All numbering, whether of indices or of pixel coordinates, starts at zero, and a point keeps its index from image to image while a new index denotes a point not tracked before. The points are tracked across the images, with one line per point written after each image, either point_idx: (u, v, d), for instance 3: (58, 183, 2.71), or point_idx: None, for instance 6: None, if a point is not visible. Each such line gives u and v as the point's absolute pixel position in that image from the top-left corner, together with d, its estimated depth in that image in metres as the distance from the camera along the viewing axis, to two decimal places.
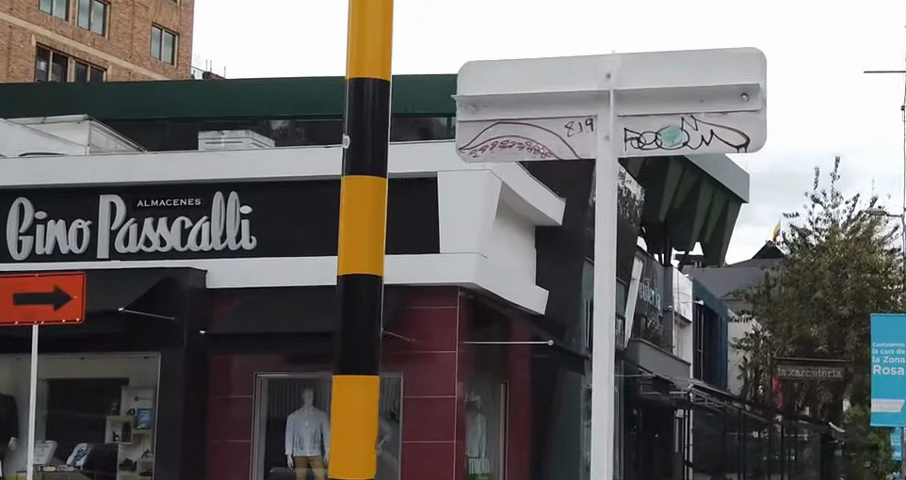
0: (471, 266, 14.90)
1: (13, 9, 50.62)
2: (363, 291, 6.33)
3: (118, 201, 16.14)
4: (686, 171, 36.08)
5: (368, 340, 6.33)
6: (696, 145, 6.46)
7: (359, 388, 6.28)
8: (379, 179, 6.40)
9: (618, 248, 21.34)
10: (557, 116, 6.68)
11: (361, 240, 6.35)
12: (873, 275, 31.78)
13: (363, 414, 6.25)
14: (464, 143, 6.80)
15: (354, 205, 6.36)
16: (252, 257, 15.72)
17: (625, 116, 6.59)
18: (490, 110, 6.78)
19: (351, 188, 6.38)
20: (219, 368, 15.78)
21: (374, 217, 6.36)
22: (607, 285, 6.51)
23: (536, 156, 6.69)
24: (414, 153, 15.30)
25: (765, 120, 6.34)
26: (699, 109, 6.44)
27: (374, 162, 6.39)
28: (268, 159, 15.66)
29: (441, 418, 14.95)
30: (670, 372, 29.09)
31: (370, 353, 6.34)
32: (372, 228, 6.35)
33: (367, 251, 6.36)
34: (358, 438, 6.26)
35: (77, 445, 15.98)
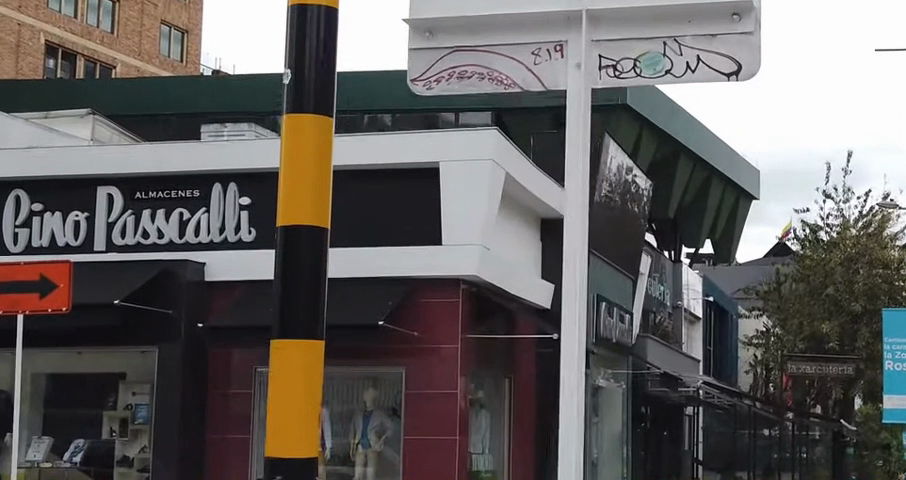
0: (474, 258, 14.60)
1: (23, 7, 50.31)
2: (304, 240, 6.66)
3: (116, 193, 15.86)
4: (696, 169, 35.50)
5: (309, 291, 6.65)
6: (682, 70, 9.07)
7: (300, 348, 6.57)
8: (323, 119, 6.75)
9: (627, 242, 21.02)
10: (519, 50, 9.47)
11: (305, 182, 6.70)
12: (886, 271, 31.26)
13: (305, 375, 6.57)
14: (420, 76, 9.66)
15: (300, 153, 6.71)
16: (252, 249, 15.43)
17: (601, 47, 9.33)
18: (450, 44, 9.61)
19: (294, 134, 6.74)
20: (218, 362, 15.53)
21: (319, 166, 6.73)
22: (577, 233, 9.34)
23: (499, 83, 9.46)
24: (416, 142, 14.93)
25: (746, 47, 8.94)
26: (685, 39, 9.08)
27: (317, 103, 6.72)
28: (268, 150, 15.38)
29: (443, 414, 14.63)
30: (680, 368, 28.75)
31: (312, 305, 6.66)
32: (317, 170, 6.72)
33: (309, 198, 6.70)
34: (296, 402, 6.56)
35: (74, 441, 15.71)
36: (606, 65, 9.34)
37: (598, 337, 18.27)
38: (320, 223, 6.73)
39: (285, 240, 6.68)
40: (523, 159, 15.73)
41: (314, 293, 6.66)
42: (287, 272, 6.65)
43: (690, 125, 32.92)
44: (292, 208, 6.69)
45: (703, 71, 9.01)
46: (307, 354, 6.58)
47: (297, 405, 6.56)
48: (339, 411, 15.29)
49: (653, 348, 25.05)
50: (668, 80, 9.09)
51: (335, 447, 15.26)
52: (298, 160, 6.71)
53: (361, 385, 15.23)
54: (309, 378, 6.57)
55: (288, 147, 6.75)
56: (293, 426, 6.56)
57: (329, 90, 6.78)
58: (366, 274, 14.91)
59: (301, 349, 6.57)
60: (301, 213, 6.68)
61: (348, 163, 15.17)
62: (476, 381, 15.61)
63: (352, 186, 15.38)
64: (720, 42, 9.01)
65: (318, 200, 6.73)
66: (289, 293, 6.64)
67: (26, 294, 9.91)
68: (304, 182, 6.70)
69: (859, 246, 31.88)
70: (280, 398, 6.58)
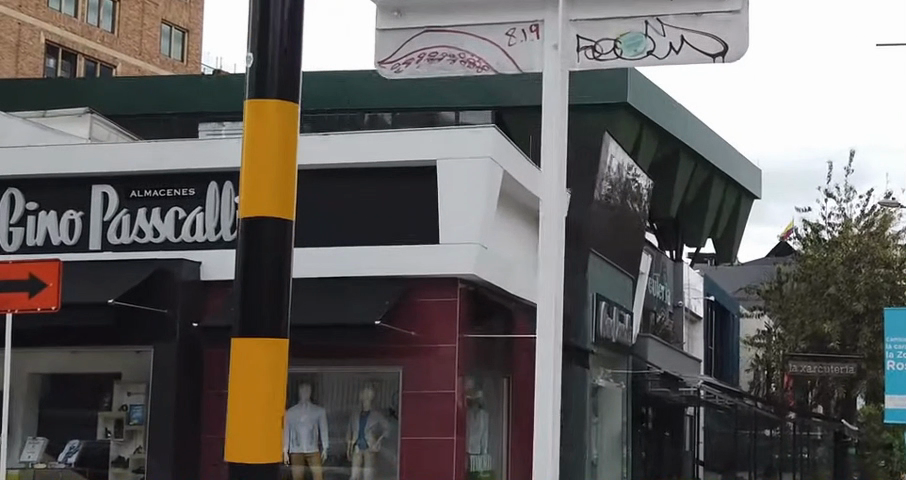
0: (470, 258, 14.50)
1: (23, 6, 50.11)
2: (267, 233, 6.42)
3: (111, 191, 15.72)
4: (698, 168, 35.36)
5: (273, 287, 6.41)
6: (665, 53, 7.53)
7: (264, 347, 6.34)
8: (286, 112, 6.52)
9: (628, 240, 20.88)
10: (498, 27, 7.91)
11: (267, 175, 6.44)
12: (887, 270, 31.20)
13: (269, 369, 6.35)
14: (387, 57, 8.11)
15: (263, 142, 6.46)
16: None
17: (577, 22, 7.73)
18: (416, 18, 8.07)
19: (257, 122, 6.48)
20: (215, 363, 15.32)
21: (284, 155, 6.49)
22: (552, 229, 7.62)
23: (470, 66, 7.96)
24: (414, 140, 14.82)
25: (740, 28, 7.38)
26: (669, 15, 7.52)
27: (281, 88, 6.50)
28: None
29: (440, 415, 14.50)
30: (681, 369, 28.59)
31: (276, 302, 6.42)
32: (280, 162, 6.48)
33: (273, 189, 6.44)
34: (260, 399, 6.32)
35: (68, 442, 15.55)
36: (585, 45, 7.74)
37: (599, 336, 17.92)
38: (284, 215, 6.48)
39: (247, 231, 6.44)
40: (521, 157, 15.59)
41: (277, 289, 6.43)
42: (249, 267, 6.41)
43: (691, 124, 32.77)
44: (254, 199, 6.43)
45: (688, 52, 7.49)
46: (271, 354, 6.35)
47: (260, 407, 6.33)
48: (336, 411, 15.14)
49: (653, 348, 24.83)
50: (649, 63, 7.55)
51: (332, 448, 15.10)
52: (260, 150, 6.45)
53: (358, 385, 15.10)
54: (273, 379, 6.35)
55: (249, 134, 6.50)
56: (255, 424, 6.33)
57: (295, 74, 6.57)
58: (363, 273, 14.80)
59: (264, 349, 6.34)
60: (265, 205, 6.43)
61: (345, 161, 15.04)
62: (474, 381, 15.48)
63: (349, 184, 15.22)
64: (707, 21, 7.47)
65: (281, 190, 6.46)
66: (251, 290, 6.39)
67: (11, 294, 9.70)
68: (268, 174, 6.44)
69: (862, 245, 31.71)
70: (240, 399, 6.36)
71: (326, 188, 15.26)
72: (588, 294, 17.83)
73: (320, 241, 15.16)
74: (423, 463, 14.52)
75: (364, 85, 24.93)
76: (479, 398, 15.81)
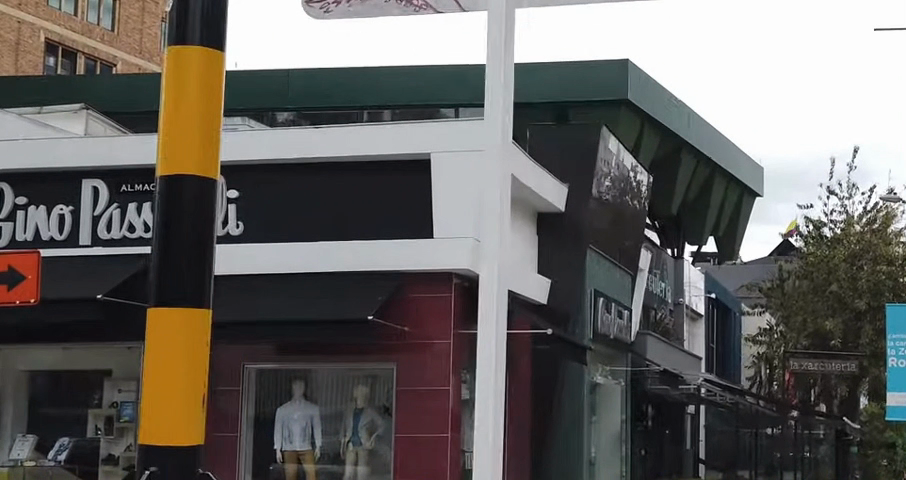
0: (467, 252, 14.26)
1: (23, 4, 49.83)
2: (187, 193, 5.22)
3: (101, 185, 15.49)
4: (700, 165, 35.12)
5: (194, 259, 5.20)
6: None
7: (179, 334, 5.13)
8: (210, 54, 5.34)
9: (628, 236, 20.65)
10: None
11: (187, 125, 5.29)
12: (890, 267, 30.82)
13: (187, 362, 5.14)
14: None
15: (182, 88, 5.31)
16: (240, 243, 15.06)
17: None
18: None
19: (176, 61, 5.31)
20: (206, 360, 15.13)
21: (206, 104, 5.34)
22: None
23: None
24: (409, 134, 14.60)
25: None
26: None
27: (207, 34, 5.33)
28: (257, 142, 15.04)
29: (434, 413, 14.28)
30: (682, 366, 28.32)
31: (197, 279, 5.20)
32: (203, 111, 5.33)
33: (194, 144, 5.27)
34: (179, 397, 5.10)
35: (58, 440, 15.31)
36: None
37: (597, 333, 18.02)
38: (207, 175, 5.29)
39: (163, 194, 5.24)
40: (517, 151, 15.38)
41: (198, 252, 5.22)
42: (166, 227, 5.22)
43: (692, 121, 32.53)
44: (175, 156, 5.26)
45: None
46: (193, 322, 5.18)
47: (176, 405, 5.11)
48: (330, 409, 14.96)
49: (653, 345, 24.62)
50: None
51: (326, 446, 14.96)
52: (182, 97, 5.31)
53: (352, 382, 14.94)
54: (192, 373, 5.16)
55: (169, 83, 5.35)
56: (173, 426, 5.10)
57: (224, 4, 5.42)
58: (357, 269, 14.57)
59: (180, 316, 5.16)
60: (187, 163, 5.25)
61: (339, 155, 14.83)
62: (470, 377, 15.26)
63: (342, 178, 14.99)
64: None
65: (203, 144, 5.30)
66: (166, 259, 5.17)
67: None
68: (189, 127, 5.28)
69: (863, 242, 31.46)
70: (151, 371, 5.16)
71: (319, 182, 15.03)
72: (587, 291, 17.59)
73: (314, 236, 14.92)
74: (417, 462, 14.29)
75: (363, 84, 25.09)
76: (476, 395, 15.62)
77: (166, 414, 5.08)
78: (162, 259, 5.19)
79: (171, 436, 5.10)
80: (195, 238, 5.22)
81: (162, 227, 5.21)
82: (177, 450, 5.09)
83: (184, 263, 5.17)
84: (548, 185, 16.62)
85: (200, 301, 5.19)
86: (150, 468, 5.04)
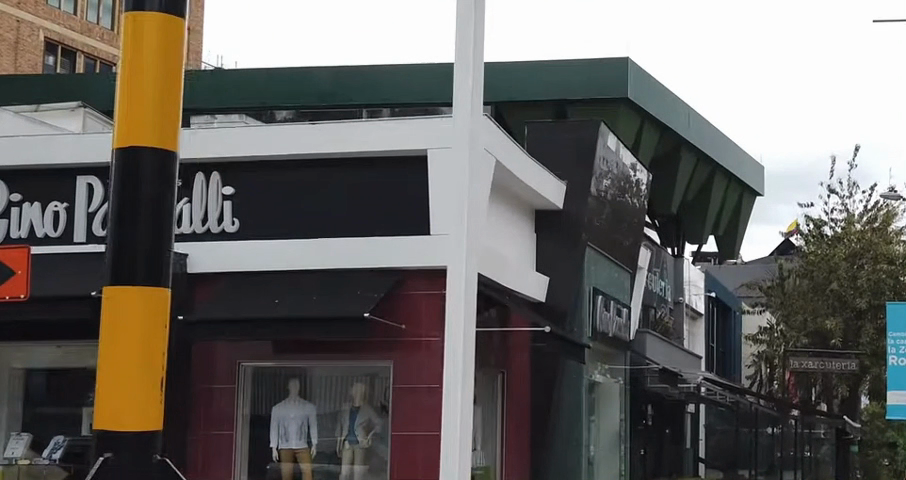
0: (464, 250, 14.14)
1: (22, 3, 49.72)
2: (144, 169, 6.21)
3: (96, 182, 15.37)
4: (700, 163, 35.01)
5: (156, 230, 6.23)
6: None
7: (137, 301, 6.11)
8: (169, 47, 6.32)
9: (627, 233, 20.55)
10: None
11: (146, 106, 6.24)
12: (891, 266, 30.79)
13: (144, 331, 6.04)
14: None
15: (141, 70, 6.26)
16: (236, 240, 14.94)
17: None
18: None
19: (135, 51, 6.27)
20: (200, 358, 14.96)
21: (164, 87, 6.30)
22: None
23: None
24: (405, 128, 14.44)
25: None
26: None
27: (161, 21, 6.25)
28: (252, 137, 14.88)
29: (431, 411, 14.19)
30: (682, 365, 28.21)
31: (155, 247, 6.19)
32: (163, 96, 6.29)
33: (153, 121, 6.25)
34: (134, 364, 6.03)
35: (53, 438, 15.20)
36: None
37: (596, 331, 17.93)
38: (165, 150, 6.29)
39: (123, 166, 6.23)
40: (514, 146, 15.24)
41: (159, 219, 6.25)
42: (128, 197, 6.21)
43: (692, 119, 32.39)
44: (131, 131, 6.23)
45: None
46: (148, 297, 6.12)
47: (132, 371, 6.04)
48: (327, 407, 14.87)
49: (653, 344, 24.54)
50: None
51: (322, 444, 14.90)
52: (141, 77, 6.27)
53: (348, 380, 14.80)
54: (148, 338, 6.05)
55: (128, 65, 6.30)
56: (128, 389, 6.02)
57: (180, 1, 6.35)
58: (353, 266, 14.53)
59: (139, 292, 6.11)
60: (144, 137, 6.23)
61: (334, 151, 14.70)
62: None
63: (338, 174, 14.87)
64: None
65: (161, 119, 6.27)
66: (128, 228, 6.20)
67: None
68: (146, 105, 6.24)
69: (863, 240, 31.32)
70: (109, 341, 6.03)
71: (315, 179, 14.92)
72: (585, 289, 17.47)
73: (310, 233, 14.81)
74: (413, 460, 14.20)
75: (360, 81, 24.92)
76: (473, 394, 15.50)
77: (127, 380, 6.02)
78: (127, 227, 6.20)
79: (132, 400, 6.00)
80: (153, 216, 6.23)
81: (125, 196, 6.20)
82: (136, 409, 5.98)
83: (142, 238, 6.17)
84: (547, 182, 16.49)
85: (156, 278, 6.14)
86: (105, 453, 5.95)
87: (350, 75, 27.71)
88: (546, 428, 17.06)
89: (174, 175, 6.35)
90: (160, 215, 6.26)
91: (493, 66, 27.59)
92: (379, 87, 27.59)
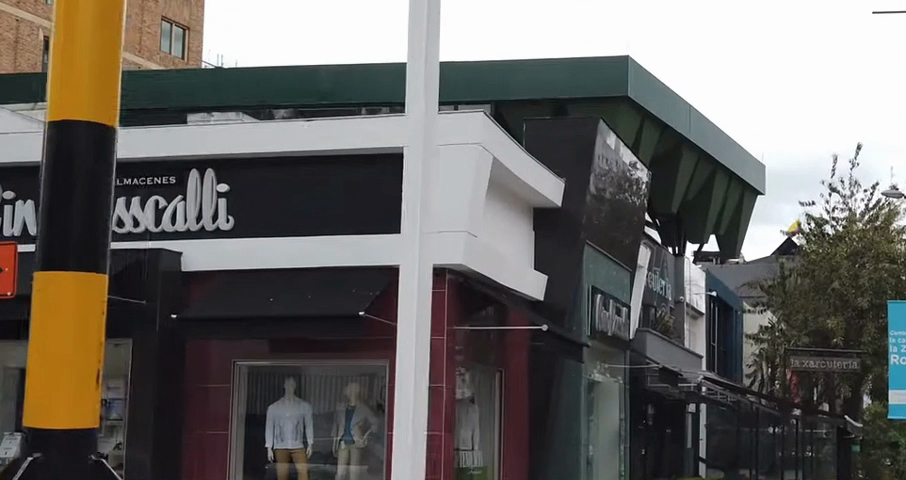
0: (459, 246, 13.89)
1: (22, 2, 49.46)
2: (76, 142, 5.82)
3: None
4: (701, 162, 34.86)
5: (88, 219, 5.81)
6: None
7: (71, 291, 5.70)
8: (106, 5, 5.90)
9: (626, 231, 20.38)
10: None
11: (81, 75, 5.82)
12: (892, 265, 30.54)
13: (75, 322, 5.67)
14: None
15: (71, 40, 5.87)
16: (231, 237, 14.79)
17: None
18: None
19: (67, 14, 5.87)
20: (196, 356, 14.86)
21: (100, 58, 5.90)
22: None
23: None
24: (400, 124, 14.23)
25: None
26: None
27: None
28: (247, 134, 14.72)
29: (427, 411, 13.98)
30: (682, 364, 28.04)
31: (89, 235, 5.80)
32: (96, 66, 5.86)
33: (89, 91, 5.84)
34: (61, 365, 5.62)
35: None
36: None
37: (595, 331, 17.77)
38: (99, 124, 5.90)
39: (53, 142, 5.84)
40: (512, 143, 15.04)
41: (90, 197, 5.84)
42: (57, 176, 5.83)
43: (693, 118, 32.25)
44: (67, 109, 5.84)
45: None
46: (81, 281, 5.72)
47: (61, 373, 5.62)
48: (323, 406, 14.72)
49: (653, 343, 24.40)
50: None
51: (318, 444, 14.76)
52: (72, 44, 5.86)
53: (344, 379, 14.64)
54: (76, 333, 5.66)
55: (60, 37, 5.89)
56: (59, 391, 5.61)
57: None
58: (348, 264, 14.38)
59: (72, 276, 5.71)
60: (80, 113, 5.84)
61: (329, 148, 14.51)
62: (464, 373, 14.99)
63: (333, 172, 14.70)
64: None
65: (101, 91, 5.88)
66: (56, 217, 5.79)
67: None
68: (80, 74, 5.82)
69: (865, 239, 31.01)
70: (39, 324, 5.69)
71: (311, 176, 14.76)
72: (584, 287, 17.31)
73: (305, 231, 14.65)
74: None
75: None
76: (471, 393, 15.30)
77: (60, 387, 5.60)
78: (55, 213, 5.80)
79: (62, 410, 5.58)
80: (88, 198, 5.83)
81: (55, 178, 5.82)
82: (67, 429, 5.58)
83: (75, 223, 5.77)
84: (545, 180, 16.31)
85: (91, 263, 5.76)
86: (36, 452, 5.57)
87: (349, 74, 27.60)
88: (545, 428, 16.84)
89: (112, 153, 5.98)
90: (97, 192, 5.87)
91: (492, 64, 27.43)
92: (378, 85, 27.44)
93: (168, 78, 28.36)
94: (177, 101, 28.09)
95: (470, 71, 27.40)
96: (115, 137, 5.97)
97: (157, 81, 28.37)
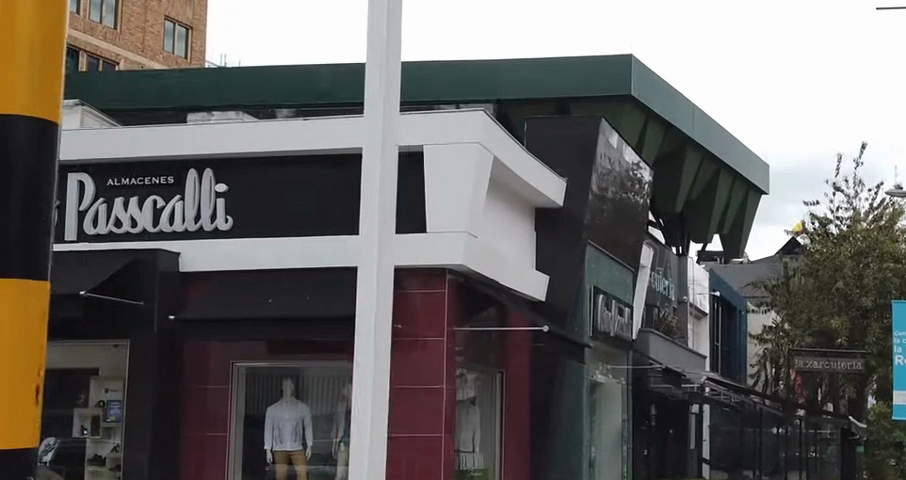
0: (459, 247, 13.76)
1: None
2: (14, 134, 4.05)
3: (87, 179, 15.03)
4: (705, 162, 34.68)
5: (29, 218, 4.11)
6: None
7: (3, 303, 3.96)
8: None
9: (629, 231, 20.22)
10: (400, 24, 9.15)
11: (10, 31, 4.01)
12: (897, 264, 30.34)
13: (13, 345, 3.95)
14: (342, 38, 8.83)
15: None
16: (229, 238, 14.64)
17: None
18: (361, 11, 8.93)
19: None
20: (194, 358, 14.67)
21: (47, 15, 4.11)
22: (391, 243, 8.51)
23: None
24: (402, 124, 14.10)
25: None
26: None
27: None
28: (246, 133, 14.57)
29: (426, 411, 13.83)
30: (685, 365, 27.86)
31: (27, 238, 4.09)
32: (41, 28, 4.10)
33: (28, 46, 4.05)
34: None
35: (45, 438, 14.92)
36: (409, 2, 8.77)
37: (596, 331, 17.64)
38: (44, 114, 4.12)
39: None
40: (513, 143, 14.89)
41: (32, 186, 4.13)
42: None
43: (697, 118, 32.08)
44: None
45: None
46: (27, 295, 4.02)
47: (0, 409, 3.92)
48: (322, 408, 14.57)
49: (656, 343, 24.26)
50: None
51: (317, 445, 14.58)
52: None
53: (343, 380, 14.49)
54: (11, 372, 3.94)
55: None
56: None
57: None
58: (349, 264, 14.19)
59: (16, 288, 4.00)
60: (20, 94, 4.03)
61: (330, 148, 14.37)
62: (465, 373, 14.84)
63: (335, 173, 14.58)
64: None
65: (46, 57, 4.09)
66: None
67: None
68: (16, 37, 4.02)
69: (870, 239, 30.85)
70: None
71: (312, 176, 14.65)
72: (586, 288, 17.17)
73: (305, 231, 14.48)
74: (409, 462, 13.82)
75: None
76: (471, 393, 15.16)
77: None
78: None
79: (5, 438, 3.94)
80: (26, 196, 4.10)
81: None
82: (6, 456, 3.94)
83: (12, 218, 4.04)
84: (547, 180, 16.16)
85: (34, 270, 4.06)
86: None
87: (350, 73, 27.42)
88: (546, 428, 16.73)
89: (55, 146, 4.22)
90: (38, 185, 4.13)
91: (494, 62, 27.24)
92: None
93: (169, 77, 28.20)
94: (179, 100, 27.92)
95: (473, 71, 27.22)
96: (59, 130, 4.20)
97: (159, 79, 28.18)
